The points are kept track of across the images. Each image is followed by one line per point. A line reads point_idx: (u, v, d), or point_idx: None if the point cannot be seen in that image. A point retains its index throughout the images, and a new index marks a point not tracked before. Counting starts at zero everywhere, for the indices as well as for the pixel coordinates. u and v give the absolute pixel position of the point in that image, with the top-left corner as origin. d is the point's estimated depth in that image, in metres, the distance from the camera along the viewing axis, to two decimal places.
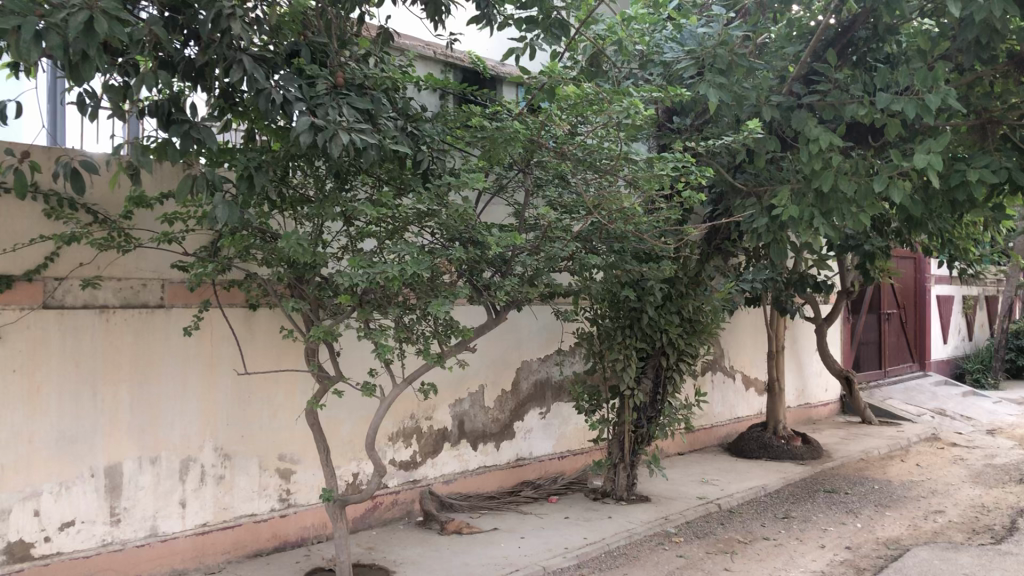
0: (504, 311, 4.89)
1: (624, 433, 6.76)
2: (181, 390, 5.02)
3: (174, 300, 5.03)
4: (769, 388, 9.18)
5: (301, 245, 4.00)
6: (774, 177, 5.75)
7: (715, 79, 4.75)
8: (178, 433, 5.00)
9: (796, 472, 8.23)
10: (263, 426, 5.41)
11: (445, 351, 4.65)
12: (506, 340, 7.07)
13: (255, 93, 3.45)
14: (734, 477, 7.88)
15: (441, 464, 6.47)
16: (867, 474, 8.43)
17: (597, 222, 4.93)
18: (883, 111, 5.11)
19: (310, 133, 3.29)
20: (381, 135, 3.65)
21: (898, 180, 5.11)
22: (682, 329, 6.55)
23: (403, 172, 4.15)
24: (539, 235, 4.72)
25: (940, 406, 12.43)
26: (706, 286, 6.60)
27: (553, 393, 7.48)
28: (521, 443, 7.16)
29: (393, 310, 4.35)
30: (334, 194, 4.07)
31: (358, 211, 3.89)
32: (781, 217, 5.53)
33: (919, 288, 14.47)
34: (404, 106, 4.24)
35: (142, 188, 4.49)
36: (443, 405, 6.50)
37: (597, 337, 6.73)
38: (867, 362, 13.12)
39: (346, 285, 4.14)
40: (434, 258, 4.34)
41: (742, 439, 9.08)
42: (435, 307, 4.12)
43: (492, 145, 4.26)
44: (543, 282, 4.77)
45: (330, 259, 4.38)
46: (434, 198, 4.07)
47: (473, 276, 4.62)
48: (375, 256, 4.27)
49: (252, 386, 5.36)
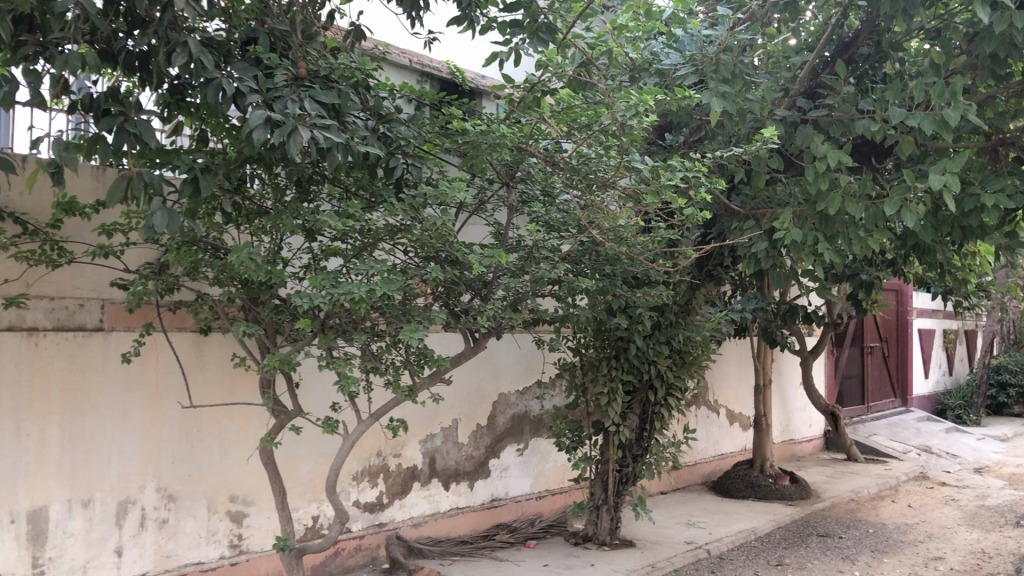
0: (484, 339, 4.42)
1: (608, 473, 6.29)
2: (120, 423, 4.48)
3: (115, 322, 4.51)
4: (755, 424, 8.77)
5: (256, 261, 3.51)
6: (774, 199, 5.34)
7: (719, 87, 4.34)
8: (115, 472, 4.45)
9: (786, 513, 7.78)
10: (214, 464, 4.87)
11: (418, 383, 4.16)
12: (482, 371, 6.59)
13: (203, 84, 2.98)
14: (722, 519, 7.43)
15: (410, 506, 5.96)
16: (860, 516, 7.99)
17: (588, 242, 4.55)
18: (895, 128, 4.74)
19: (264, 128, 2.82)
20: (349, 135, 3.19)
21: (912, 202, 4.72)
22: (672, 361, 6.13)
23: (375, 183, 3.76)
24: (524, 256, 4.35)
25: (925, 443, 12.07)
26: (697, 315, 6.20)
27: (531, 428, 6.99)
28: (496, 483, 6.66)
29: (359, 336, 3.87)
30: (295, 204, 3.60)
31: (321, 224, 3.44)
32: (783, 242, 5.13)
33: (901, 321, 14.17)
34: (376, 104, 3.57)
35: (68, 190, 4.05)
36: (412, 441, 6.00)
37: (580, 368, 6.28)
38: (850, 396, 12.78)
39: (305, 308, 3.65)
40: (406, 278, 3.87)
41: (728, 478, 8.65)
42: (407, 333, 3.64)
43: (473, 153, 3.81)
44: (527, 307, 4.31)
45: (290, 278, 3.90)
46: (407, 211, 3.63)
47: (450, 299, 4.17)
48: (341, 276, 3.79)
49: (201, 421, 4.82)
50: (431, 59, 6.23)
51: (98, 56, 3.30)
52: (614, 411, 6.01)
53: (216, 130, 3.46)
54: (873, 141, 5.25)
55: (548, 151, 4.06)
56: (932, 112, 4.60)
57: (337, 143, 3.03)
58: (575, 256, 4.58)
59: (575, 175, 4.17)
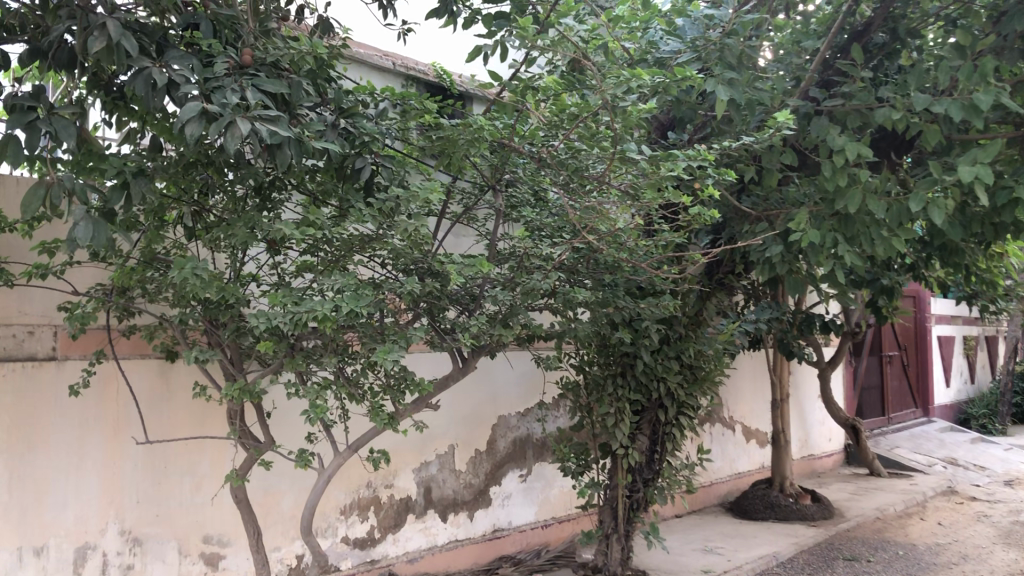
0: (472, 359, 4.02)
1: (617, 499, 5.86)
2: (76, 461, 4.08)
3: (69, 350, 4.11)
4: (773, 440, 8.32)
5: (208, 279, 3.13)
6: (788, 199, 4.92)
7: (724, 75, 3.93)
8: (70, 516, 4.05)
9: (809, 535, 7.30)
10: (184, 503, 4.43)
11: (399, 409, 3.75)
12: (479, 392, 6.18)
13: (130, 73, 2.60)
14: (741, 544, 6.97)
15: (405, 540, 5.53)
16: (888, 537, 7.50)
17: (585, 249, 4.15)
18: (919, 117, 4.32)
19: (197, 122, 2.44)
20: (303, 129, 2.80)
21: (939, 198, 4.30)
22: (682, 377, 5.72)
23: (341, 186, 3.37)
24: (515, 266, 3.95)
25: (950, 455, 11.57)
26: (708, 327, 5.78)
27: (534, 453, 6.56)
28: (498, 512, 6.22)
29: (331, 359, 3.46)
30: (252, 212, 3.21)
31: (277, 232, 3.04)
32: (798, 244, 4.71)
33: (920, 328, 13.68)
34: (339, 99, 3.24)
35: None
36: (405, 470, 5.58)
37: (583, 387, 5.86)
38: (870, 408, 12.31)
39: (265, 329, 3.26)
40: (378, 292, 3.46)
41: (745, 498, 8.18)
42: (381, 354, 3.23)
43: (445, 153, 3.43)
44: (520, 322, 3.90)
45: (253, 296, 3.51)
46: (377, 217, 3.23)
47: (434, 317, 3.82)
48: (306, 292, 3.39)
49: (168, 455, 4.40)
50: (417, 63, 5.80)
51: (21, 51, 2.93)
52: (622, 432, 5.59)
53: (158, 131, 3.08)
54: (892, 134, 4.86)
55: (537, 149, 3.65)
56: (960, 96, 4.18)
57: (286, 138, 2.65)
58: (572, 264, 4.17)
59: (568, 174, 3.75)
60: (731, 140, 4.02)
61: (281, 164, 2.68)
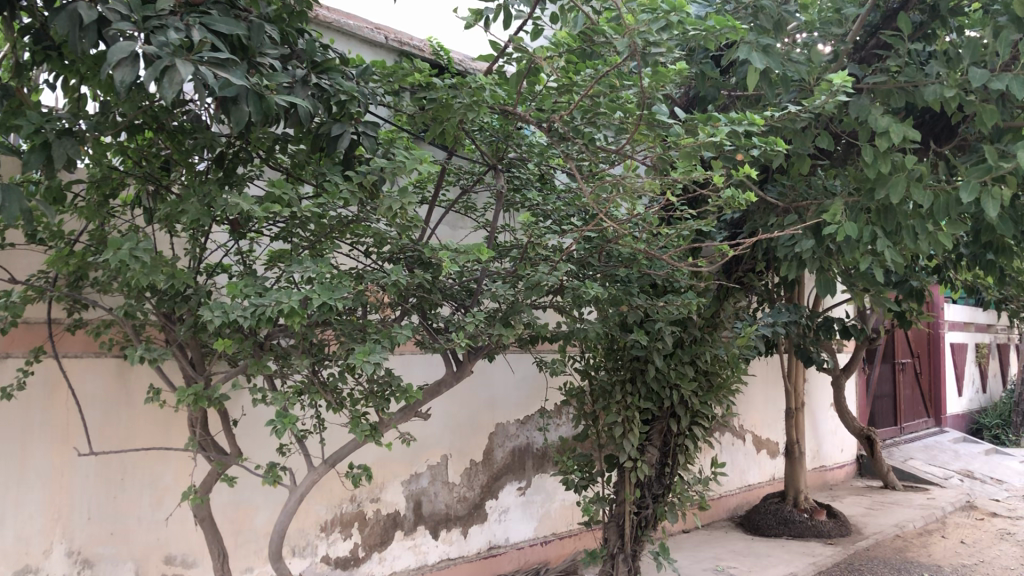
0: (467, 362, 3.54)
1: (624, 515, 5.38)
2: (17, 473, 3.60)
3: (12, 348, 3.63)
4: (787, 452, 7.83)
5: (157, 264, 2.65)
6: (820, 189, 4.43)
7: (759, 39, 3.42)
8: (9, 535, 3.57)
9: (826, 555, 6.82)
10: (144, 519, 3.94)
11: (382, 419, 3.26)
12: (476, 399, 5.70)
13: (51, 9, 2.12)
14: (755, 564, 6.49)
15: (392, 559, 5.04)
16: (910, 556, 7.02)
17: (597, 241, 3.67)
18: (973, 95, 3.82)
19: (128, 62, 1.98)
20: (262, 79, 2.35)
21: (994, 187, 3.81)
22: (697, 385, 5.23)
23: (316, 160, 2.89)
24: (518, 259, 3.48)
25: (966, 467, 11.09)
26: (727, 330, 5.29)
27: (534, 463, 6.08)
28: (495, 528, 5.74)
29: (302, 360, 2.98)
30: (209, 185, 2.74)
31: (237, 208, 2.56)
32: (832, 238, 4.23)
33: (933, 334, 13.20)
34: (313, 54, 2.75)
35: None
36: (393, 483, 5.10)
37: (589, 394, 5.38)
38: (882, 417, 11.84)
39: (224, 324, 2.77)
40: (358, 283, 2.98)
41: (757, 513, 7.69)
42: (359, 357, 2.73)
43: (434, 120, 2.95)
44: (522, 321, 3.41)
45: (215, 286, 3.03)
46: (358, 193, 2.74)
47: (425, 314, 3.34)
48: (275, 282, 2.91)
49: (125, 466, 3.90)
50: (412, 38, 5.32)
51: None
52: (631, 443, 5.11)
53: (99, 89, 2.60)
54: (935, 118, 4.39)
55: (547, 118, 3.15)
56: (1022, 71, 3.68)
57: (241, 90, 2.21)
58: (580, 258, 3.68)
59: (585, 143, 3.19)
60: (774, 111, 3.51)
61: (236, 121, 2.23)
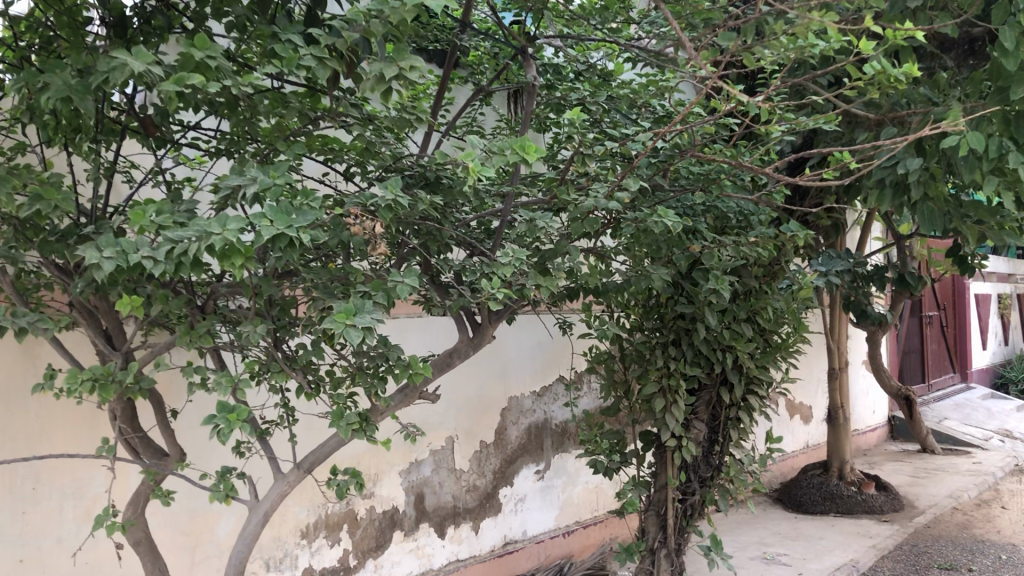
0: (488, 325, 2.59)
1: (666, 503, 4.49)
2: None
3: None
4: (830, 417, 6.94)
5: (16, 177, 1.70)
6: (924, 96, 3.45)
7: None
8: None
9: (885, 535, 5.96)
10: (66, 540, 3.01)
11: (374, 406, 2.31)
12: (485, 367, 4.77)
13: None
14: (807, 549, 5.63)
15: (389, 566, 4.14)
16: (978, 535, 6.15)
17: (660, 158, 2.72)
18: None
19: None
20: None
21: None
22: (756, 346, 4.30)
23: (263, 21, 1.94)
24: (557, 180, 2.51)
25: (1004, 426, 10.26)
26: (788, 279, 4.35)
27: (553, 442, 5.17)
28: (510, 520, 4.84)
29: (255, 327, 2.01)
30: (94, 55, 1.79)
31: (121, 73, 1.58)
32: (948, 153, 3.27)
33: (958, 286, 12.32)
34: None
35: None
36: (388, 475, 4.17)
37: (619, 360, 4.48)
38: (909, 375, 11.00)
39: (129, 268, 1.82)
40: (334, 209, 2.01)
41: (798, 488, 6.85)
42: (338, 319, 1.76)
43: None
44: (564, 267, 2.45)
45: (125, 222, 2.05)
46: (330, 62, 1.76)
47: (431, 256, 2.39)
48: (210, 208, 1.95)
49: (36, 472, 2.95)
50: None
51: None
52: (675, 419, 4.18)
53: None
54: None
55: None
56: None
57: None
58: (639, 178, 2.70)
59: None
60: None
61: None
